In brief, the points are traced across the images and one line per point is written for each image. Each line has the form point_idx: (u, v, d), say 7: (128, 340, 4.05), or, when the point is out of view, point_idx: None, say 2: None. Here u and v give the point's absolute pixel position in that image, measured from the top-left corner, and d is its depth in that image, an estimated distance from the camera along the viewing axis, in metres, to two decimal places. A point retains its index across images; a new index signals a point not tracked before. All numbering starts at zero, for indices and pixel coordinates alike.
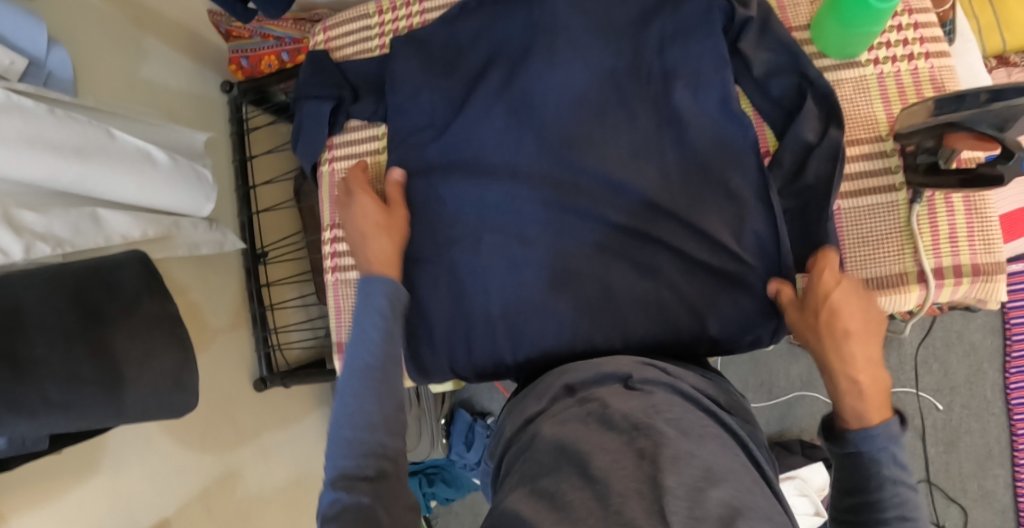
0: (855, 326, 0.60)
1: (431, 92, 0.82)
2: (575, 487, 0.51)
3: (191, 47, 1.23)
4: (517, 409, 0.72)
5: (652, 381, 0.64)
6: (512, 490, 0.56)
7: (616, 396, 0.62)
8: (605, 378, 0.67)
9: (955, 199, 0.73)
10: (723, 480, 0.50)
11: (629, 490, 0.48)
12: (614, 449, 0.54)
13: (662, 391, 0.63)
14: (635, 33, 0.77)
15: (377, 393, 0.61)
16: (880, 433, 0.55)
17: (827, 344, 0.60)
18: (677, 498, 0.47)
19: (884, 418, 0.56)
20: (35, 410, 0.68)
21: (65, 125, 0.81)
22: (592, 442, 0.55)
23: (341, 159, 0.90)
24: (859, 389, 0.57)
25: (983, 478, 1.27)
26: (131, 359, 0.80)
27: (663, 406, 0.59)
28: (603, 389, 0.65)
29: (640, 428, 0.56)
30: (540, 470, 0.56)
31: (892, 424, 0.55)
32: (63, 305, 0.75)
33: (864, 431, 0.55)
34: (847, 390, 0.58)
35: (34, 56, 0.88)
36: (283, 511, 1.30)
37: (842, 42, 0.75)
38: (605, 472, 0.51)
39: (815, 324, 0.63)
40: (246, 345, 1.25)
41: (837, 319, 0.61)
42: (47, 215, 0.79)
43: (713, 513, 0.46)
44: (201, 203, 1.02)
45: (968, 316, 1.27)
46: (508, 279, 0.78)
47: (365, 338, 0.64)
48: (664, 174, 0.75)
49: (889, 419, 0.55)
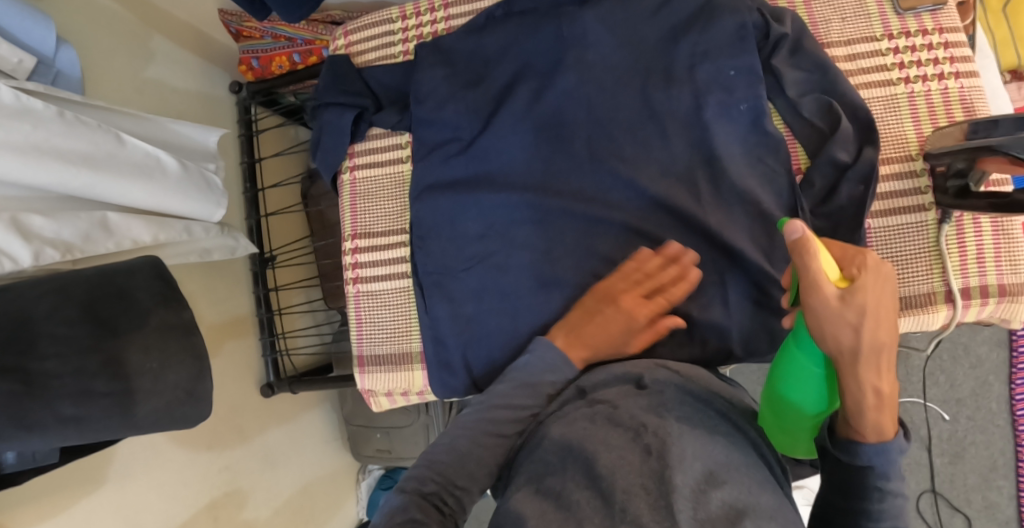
0: (886, 341, 0.48)
1: (456, 104, 0.81)
2: (580, 486, 0.52)
3: (201, 49, 1.21)
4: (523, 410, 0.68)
5: (663, 381, 0.63)
6: (518, 487, 0.57)
7: (627, 398, 0.61)
8: (616, 380, 0.65)
9: (983, 222, 0.73)
10: (726, 475, 0.50)
11: (634, 487, 0.49)
12: (621, 446, 0.54)
13: (672, 391, 0.61)
14: (665, 50, 0.76)
15: (477, 436, 0.63)
16: (894, 448, 0.47)
17: (826, 321, 0.48)
18: (683, 497, 0.47)
19: (894, 432, 0.48)
20: (45, 425, 0.66)
21: (74, 131, 0.79)
22: (603, 436, 0.56)
23: (363, 167, 0.90)
24: (880, 400, 0.47)
25: (986, 489, 1.27)
26: (144, 372, 0.77)
27: (673, 403, 0.59)
28: (612, 392, 0.63)
29: (650, 428, 0.55)
30: (547, 466, 0.56)
31: (901, 438, 0.48)
32: (75, 317, 0.72)
33: (878, 445, 0.47)
34: (872, 404, 0.47)
35: (44, 55, 0.85)
36: (290, 520, 1.28)
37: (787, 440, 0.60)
38: (611, 469, 0.52)
39: (851, 317, 0.47)
40: (253, 352, 1.24)
41: (876, 283, 0.48)
42: (56, 221, 0.77)
43: (718, 513, 0.47)
44: (211, 210, 0.99)
45: (975, 328, 1.28)
46: (534, 296, 0.77)
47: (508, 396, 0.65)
48: (694, 193, 0.74)
49: (898, 433, 0.48)
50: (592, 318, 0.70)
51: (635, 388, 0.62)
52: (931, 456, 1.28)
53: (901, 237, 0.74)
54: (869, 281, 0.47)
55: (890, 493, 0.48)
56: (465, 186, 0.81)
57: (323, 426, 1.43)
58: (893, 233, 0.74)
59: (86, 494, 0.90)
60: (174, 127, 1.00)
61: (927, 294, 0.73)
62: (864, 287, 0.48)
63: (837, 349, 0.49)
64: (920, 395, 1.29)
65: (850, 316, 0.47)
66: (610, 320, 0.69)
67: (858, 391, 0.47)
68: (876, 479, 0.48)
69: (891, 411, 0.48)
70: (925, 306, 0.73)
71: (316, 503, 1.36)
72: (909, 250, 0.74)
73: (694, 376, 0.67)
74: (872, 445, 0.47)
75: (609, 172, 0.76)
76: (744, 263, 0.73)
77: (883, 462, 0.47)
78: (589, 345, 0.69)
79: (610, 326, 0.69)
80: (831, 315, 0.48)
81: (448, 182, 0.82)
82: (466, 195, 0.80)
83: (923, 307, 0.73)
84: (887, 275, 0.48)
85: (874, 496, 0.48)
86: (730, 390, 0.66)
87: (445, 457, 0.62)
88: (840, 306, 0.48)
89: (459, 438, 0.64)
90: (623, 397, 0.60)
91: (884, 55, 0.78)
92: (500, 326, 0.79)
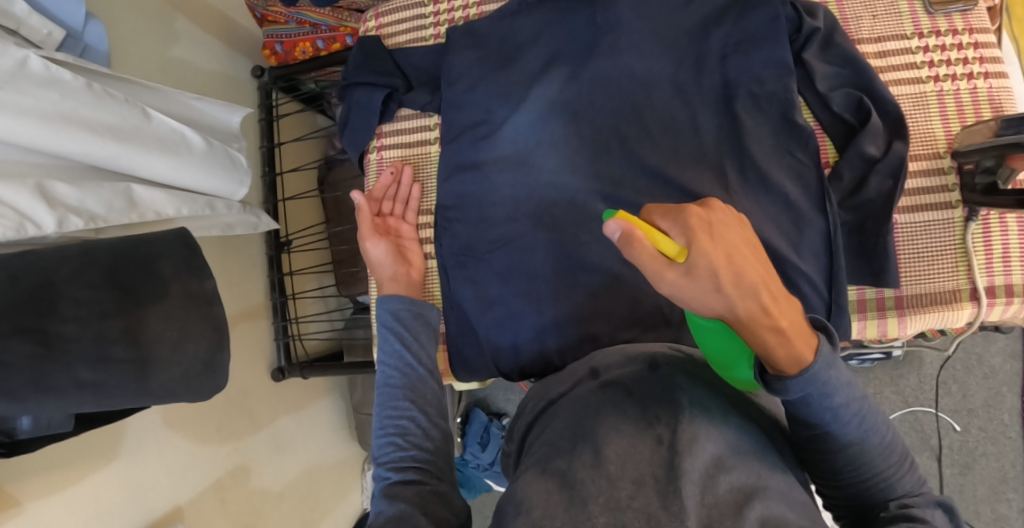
0: (754, 283, 0.48)
1: (487, 86, 0.82)
2: (586, 466, 0.54)
3: (225, 33, 1.21)
4: (540, 392, 0.72)
5: (675, 361, 0.64)
6: (527, 469, 0.59)
7: (638, 380, 0.62)
8: (629, 361, 0.67)
9: (1009, 219, 0.73)
10: (735, 460, 0.52)
11: (644, 477, 0.51)
12: (632, 432, 0.56)
13: (682, 372, 0.62)
14: (697, 40, 0.77)
15: (415, 406, 0.72)
16: (820, 365, 0.49)
17: (691, 296, 0.50)
18: (692, 482, 0.50)
19: (813, 347, 0.49)
20: (63, 389, 0.67)
21: (103, 103, 0.80)
22: (613, 422, 0.58)
23: (391, 147, 0.91)
24: (782, 334, 0.48)
25: (997, 502, 1.26)
26: (162, 341, 0.75)
27: (684, 384, 0.59)
28: (626, 373, 0.64)
29: (662, 414, 0.56)
30: (556, 450, 0.58)
31: (823, 349, 0.49)
32: (98, 282, 0.71)
33: (803, 375, 0.49)
34: (777, 341, 0.49)
35: (72, 28, 0.85)
36: (295, 507, 1.27)
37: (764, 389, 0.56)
38: (620, 455, 0.54)
39: (707, 283, 0.48)
40: (265, 335, 1.24)
41: (708, 241, 0.49)
42: (81, 190, 0.77)
43: (726, 497, 0.49)
44: (234, 188, 1.00)
45: (989, 338, 1.28)
46: (559, 280, 0.78)
47: (386, 359, 0.76)
48: (723, 182, 0.75)
49: (819, 348, 0.49)
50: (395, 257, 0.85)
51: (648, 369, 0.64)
52: (941, 466, 1.28)
53: (928, 234, 0.75)
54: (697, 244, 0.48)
55: (840, 409, 0.51)
56: (492, 167, 0.82)
57: (332, 414, 1.43)
58: (919, 229, 0.75)
59: (96, 468, 0.89)
60: (197, 103, 1.00)
61: (952, 291, 0.73)
62: (698, 251, 0.48)
63: (719, 313, 0.50)
64: (932, 404, 1.28)
65: (707, 282, 0.48)
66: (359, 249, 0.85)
67: (760, 338, 0.49)
68: (832, 403, 0.51)
69: (802, 329, 0.49)
70: (949, 303, 0.73)
71: (322, 491, 1.36)
72: (934, 247, 0.75)
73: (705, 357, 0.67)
74: (796, 377, 0.49)
75: (637, 159, 0.77)
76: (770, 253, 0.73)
77: (827, 388, 0.50)
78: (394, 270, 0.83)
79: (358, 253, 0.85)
80: (688, 291, 0.49)
81: (476, 163, 0.83)
82: (495, 176, 0.81)
83: (947, 304, 0.73)
84: (716, 226, 0.49)
85: (827, 416, 0.51)
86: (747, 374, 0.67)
87: (416, 459, 0.68)
88: (692, 278, 0.49)
89: (411, 438, 0.69)
90: (635, 379, 0.62)
91: (914, 54, 0.78)
92: (524, 310, 0.79)
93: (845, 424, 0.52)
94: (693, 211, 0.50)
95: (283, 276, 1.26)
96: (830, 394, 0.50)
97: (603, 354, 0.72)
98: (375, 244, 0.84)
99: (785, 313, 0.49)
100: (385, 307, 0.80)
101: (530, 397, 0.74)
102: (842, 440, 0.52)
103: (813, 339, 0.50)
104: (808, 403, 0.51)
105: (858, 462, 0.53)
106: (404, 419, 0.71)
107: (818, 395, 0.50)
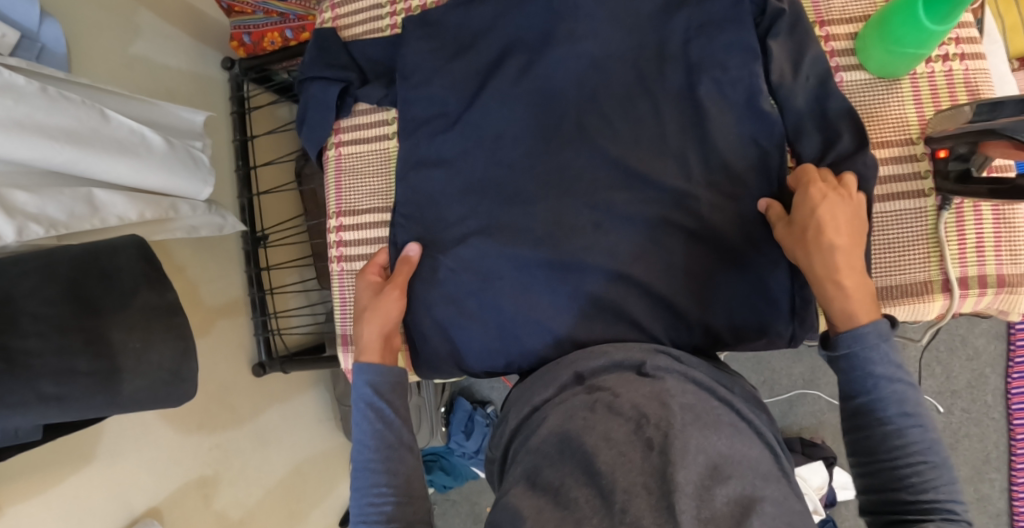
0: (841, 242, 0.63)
1: (442, 79, 0.83)
2: (579, 484, 0.54)
3: (195, 28, 1.18)
4: (524, 398, 0.72)
5: (663, 368, 0.65)
6: (514, 483, 0.59)
7: (625, 385, 0.63)
8: (616, 367, 0.68)
9: (984, 208, 0.72)
10: (728, 469, 0.53)
11: (636, 487, 0.51)
12: (622, 440, 0.56)
13: (673, 378, 0.64)
14: (658, 26, 0.76)
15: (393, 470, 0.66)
16: (870, 331, 0.59)
17: (799, 249, 0.65)
18: (686, 496, 0.49)
19: (873, 319, 0.60)
20: (27, 403, 0.63)
21: (59, 108, 0.75)
22: (604, 429, 0.57)
23: (349, 144, 0.92)
24: (846, 292, 0.61)
25: (980, 483, 1.27)
26: (128, 351, 0.73)
27: (675, 392, 0.61)
28: (614, 378, 0.65)
29: (651, 417, 0.57)
30: (544, 458, 0.59)
31: (881, 323, 0.59)
32: (53, 296, 0.68)
33: (852, 330, 0.59)
34: (841, 297, 0.61)
35: (27, 30, 0.81)
36: (280, 499, 1.29)
37: (884, 62, 0.74)
38: (611, 466, 0.53)
39: (802, 238, 0.65)
40: (245, 331, 1.22)
41: (829, 201, 0.64)
42: (40, 197, 0.73)
43: (723, 510, 0.49)
44: (198, 188, 0.95)
45: (973, 320, 1.26)
46: (523, 274, 0.78)
47: (364, 443, 0.68)
48: (685, 175, 0.74)
49: (877, 319, 0.59)
50: (391, 316, 0.77)
51: (637, 375, 0.65)
52: None
53: (899, 223, 0.74)
54: (823, 205, 0.64)
55: (884, 381, 0.57)
56: (454, 162, 0.82)
57: (316, 407, 1.44)
58: (890, 220, 0.75)
59: (74, 472, 0.89)
60: (159, 103, 0.95)
61: (924, 283, 0.73)
62: (819, 209, 0.64)
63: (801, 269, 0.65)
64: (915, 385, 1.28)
65: (798, 236, 0.65)
66: (369, 303, 0.78)
67: (823, 284, 0.62)
68: (873, 366, 0.58)
69: (870, 304, 0.61)
70: (921, 294, 0.73)
71: (307, 481, 1.38)
72: (906, 237, 0.74)
73: (694, 364, 0.69)
74: (846, 332, 0.60)
75: (597, 150, 0.77)
76: (729, 246, 0.73)
77: (870, 355, 0.58)
78: (379, 337, 0.75)
79: (367, 302, 0.79)
80: (786, 240, 0.66)
81: (436, 158, 0.83)
82: (452, 173, 0.82)
83: (919, 295, 0.73)
84: (840, 197, 0.65)
85: (868, 384, 0.58)
86: (729, 379, 0.69)
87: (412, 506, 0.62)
88: (791, 228, 0.66)
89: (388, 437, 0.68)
90: (622, 384, 0.63)
91: None
92: (485, 307, 0.80)
93: (884, 399, 0.57)
94: (812, 170, 0.68)
95: (261, 271, 1.25)
96: (872, 359, 0.58)
97: (583, 358, 0.72)
98: (392, 302, 0.78)
99: (855, 280, 0.61)
100: (363, 378, 0.72)
101: (513, 405, 0.73)
102: (900, 438, 0.56)
103: (877, 315, 0.60)
104: (849, 360, 0.60)
105: (900, 458, 0.55)
106: (388, 504, 0.64)
107: (892, 376, 0.58)
